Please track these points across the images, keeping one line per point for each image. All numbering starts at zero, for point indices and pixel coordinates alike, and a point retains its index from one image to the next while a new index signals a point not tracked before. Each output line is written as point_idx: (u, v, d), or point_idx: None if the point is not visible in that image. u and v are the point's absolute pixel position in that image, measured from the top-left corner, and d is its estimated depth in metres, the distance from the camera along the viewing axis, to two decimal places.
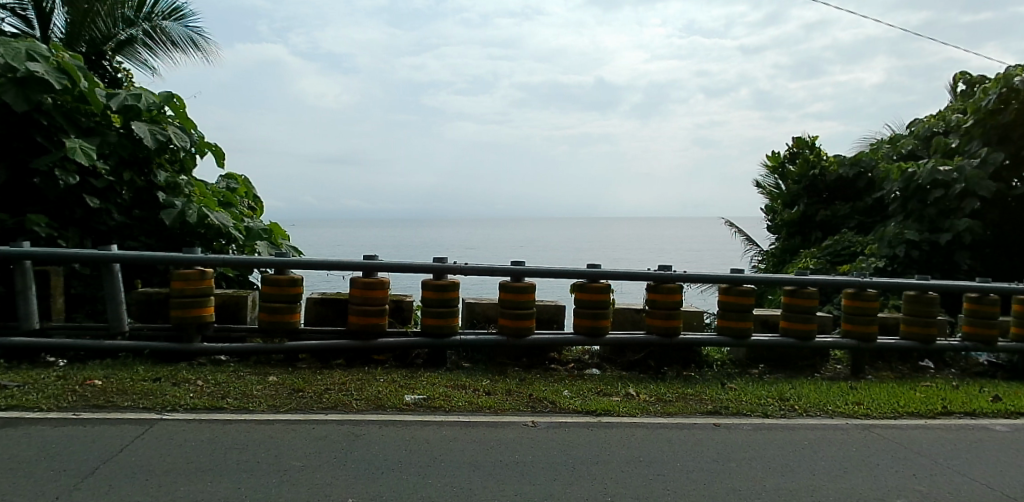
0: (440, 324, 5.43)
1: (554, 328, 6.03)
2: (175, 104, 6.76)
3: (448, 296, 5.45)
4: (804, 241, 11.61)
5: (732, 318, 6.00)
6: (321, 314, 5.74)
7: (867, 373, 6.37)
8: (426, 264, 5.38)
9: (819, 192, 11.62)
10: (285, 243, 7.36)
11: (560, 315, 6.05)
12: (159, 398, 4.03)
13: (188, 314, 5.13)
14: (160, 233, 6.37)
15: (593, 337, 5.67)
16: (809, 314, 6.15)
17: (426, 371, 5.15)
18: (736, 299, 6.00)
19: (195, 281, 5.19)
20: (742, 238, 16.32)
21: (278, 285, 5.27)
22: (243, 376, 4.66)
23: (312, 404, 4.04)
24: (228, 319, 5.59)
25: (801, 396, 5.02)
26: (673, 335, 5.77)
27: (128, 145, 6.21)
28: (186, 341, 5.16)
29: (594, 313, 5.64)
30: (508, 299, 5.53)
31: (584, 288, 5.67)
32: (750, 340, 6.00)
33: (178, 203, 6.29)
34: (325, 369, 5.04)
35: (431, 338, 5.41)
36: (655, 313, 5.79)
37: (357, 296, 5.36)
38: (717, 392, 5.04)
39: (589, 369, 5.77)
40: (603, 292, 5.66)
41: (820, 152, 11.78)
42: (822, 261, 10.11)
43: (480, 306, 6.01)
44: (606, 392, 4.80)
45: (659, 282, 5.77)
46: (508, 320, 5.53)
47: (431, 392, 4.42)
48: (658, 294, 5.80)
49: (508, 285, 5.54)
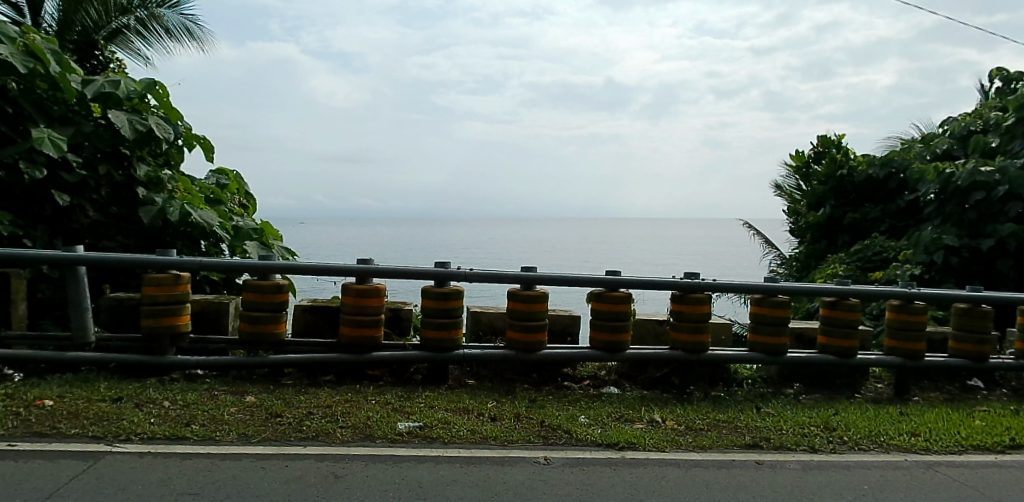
0: (442, 337, 4.88)
1: (567, 341, 5.47)
2: (159, 93, 6.27)
3: (451, 306, 4.89)
4: (830, 245, 10.98)
5: (766, 332, 5.41)
6: (310, 323, 5.20)
7: (913, 394, 5.75)
8: (426, 270, 4.83)
9: (846, 194, 10.98)
10: (277, 243, 6.85)
11: (575, 327, 5.47)
12: (112, 425, 3.50)
13: (160, 324, 4.60)
14: (139, 233, 5.87)
15: (612, 352, 5.09)
16: (851, 329, 5.55)
17: (425, 390, 4.60)
18: (771, 311, 5.41)
19: (169, 286, 4.64)
20: (761, 240, 15.66)
21: (263, 291, 4.73)
22: (217, 396, 4.14)
23: (290, 434, 3.49)
24: (208, 329, 5.07)
25: (848, 425, 4.43)
26: (700, 351, 5.19)
27: (105, 136, 5.73)
28: (158, 354, 4.64)
29: (613, 326, 5.06)
30: (518, 310, 4.96)
31: (602, 297, 5.10)
32: (785, 358, 5.41)
33: (159, 201, 5.78)
34: (311, 387, 4.50)
35: (431, 352, 4.87)
36: (680, 325, 5.20)
37: (350, 305, 4.81)
38: (753, 420, 4.45)
39: (606, 388, 5.20)
40: (624, 302, 5.09)
41: (848, 151, 11.13)
42: (852, 267, 9.47)
43: (486, 315, 5.45)
44: (628, 418, 4.23)
45: (685, 291, 5.20)
46: (517, 333, 4.97)
47: (429, 418, 3.86)
48: (684, 305, 5.21)
49: (518, 293, 4.97)
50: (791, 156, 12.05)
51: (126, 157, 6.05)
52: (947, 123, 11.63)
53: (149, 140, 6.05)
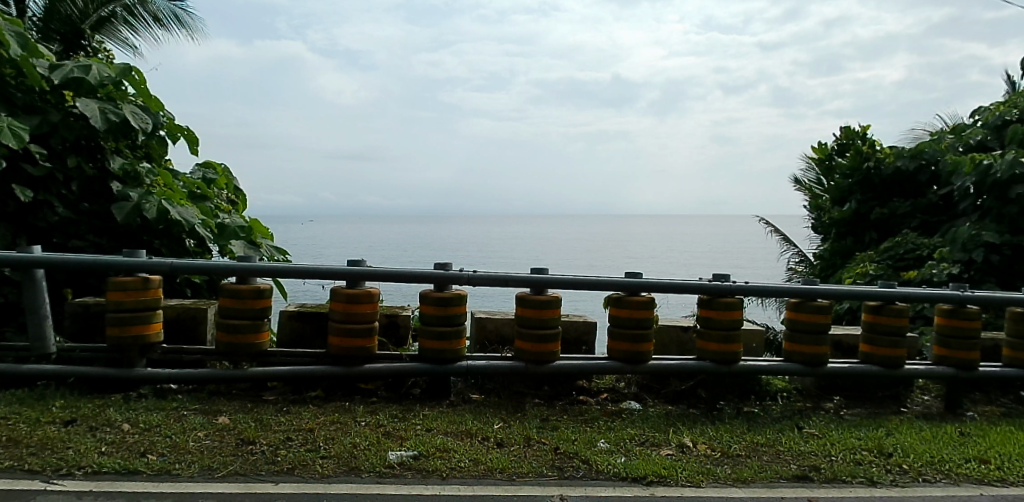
0: (442, 347, 4.36)
1: (582, 351, 4.94)
2: (135, 80, 5.79)
3: (453, 313, 4.36)
4: (856, 242, 10.34)
5: (804, 340, 4.86)
6: (298, 332, 4.69)
7: (965, 409, 5.19)
8: (425, 273, 4.31)
9: (873, 188, 10.37)
10: (266, 241, 6.36)
11: (590, 335, 4.95)
12: (53, 455, 2.99)
13: (126, 334, 4.09)
14: (112, 231, 5.39)
15: (632, 364, 4.56)
16: (897, 337, 5.00)
17: (423, 408, 4.09)
18: (809, 317, 4.86)
19: (136, 291, 4.13)
20: (779, 237, 15.05)
21: (240, 297, 4.21)
22: (185, 418, 3.64)
23: (262, 466, 2.98)
24: (184, 338, 4.57)
25: (905, 450, 3.88)
26: (732, 362, 4.67)
27: (75, 126, 5.27)
28: (126, 366, 4.15)
29: (634, 335, 4.52)
30: (529, 317, 4.43)
31: (621, 302, 4.57)
32: (825, 369, 4.87)
33: (134, 196, 5.29)
34: (294, 406, 4.00)
35: (430, 365, 4.36)
36: (709, 334, 4.67)
37: (340, 312, 4.30)
38: (795, 444, 3.91)
39: (626, 403, 4.68)
40: (646, 308, 4.54)
41: (874, 142, 10.52)
42: (882, 265, 8.85)
43: (492, 322, 4.93)
44: (653, 443, 3.70)
45: (714, 295, 4.66)
46: (526, 343, 4.44)
47: (425, 445, 3.34)
48: (712, 310, 4.68)
49: (528, 298, 4.43)
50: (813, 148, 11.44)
51: (99, 149, 5.57)
52: (979, 112, 10.97)
53: (124, 130, 5.58)
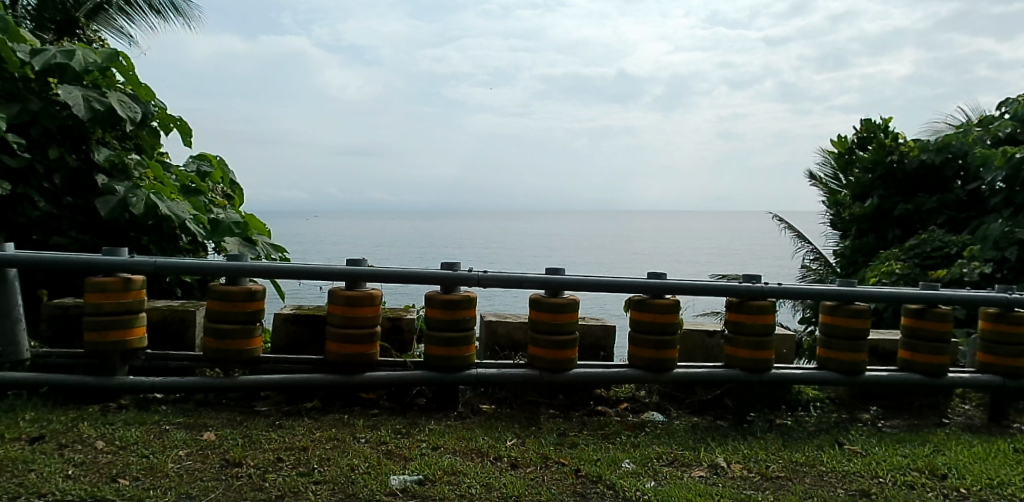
0: (450, 354, 4.01)
1: (600, 357, 4.60)
2: (123, 66, 5.46)
3: (461, 317, 4.00)
4: (879, 239, 9.92)
5: (840, 347, 4.49)
6: (294, 336, 4.35)
7: (1012, 420, 4.81)
8: (431, 274, 3.96)
9: (896, 183, 9.96)
10: (262, 238, 6.00)
11: (609, 340, 4.61)
12: (12, 480, 2.66)
13: (105, 339, 3.76)
14: (97, 227, 5.06)
15: (655, 372, 4.20)
16: (941, 343, 4.62)
17: (429, 421, 3.74)
18: (846, 321, 4.48)
19: (117, 293, 3.78)
20: (793, 234, 14.64)
21: (230, 299, 3.87)
22: (167, 434, 3.30)
23: (246, 494, 2.64)
24: (171, 343, 4.24)
25: (961, 470, 3.51)
26: (762, 370, 4.32)
27: (57, 115, 4.94)
28: (106, 374, 3.82)
29: (658, 341, 4.16)
30: (544, 321, 4.08)
31: (644, 305, 4.20)
32: (863, 378, 4.50)
33: (120, 190, 4.94)
34: (288, 419, 3.66)
35: (436, 373, 4.02)
36: (739, 340, 4.32)
37: (338, 316, 3.94)
38: (838, 464, 3.55)
39: (648, 414, 4.33)
40: (671, 312, 4.17)
41: (897, 135, 10.11)
42: (908, 263, 8.43)
43: (503, 326, 4.58)
44: (683, 463, 3.35)
45: (745, 298, 4.29)
46: (541, 349, 4.09)
47: (431, 467, 2.99)
48: (743, 314, 4.32)
49: (543, 301, 4.07)
50: (832, 142, 11.03)
51: (84, 139, 5.24)
52: (1007, 104, 10.52)
53: (111, 120, 5.24)
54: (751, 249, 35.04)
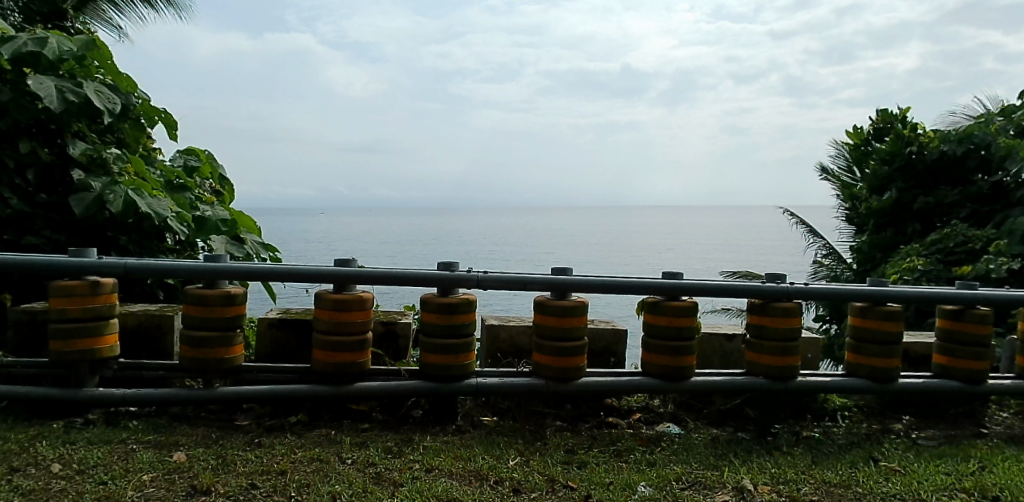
0: (447, 363, 3.68)
1: (610, 364, 4.27)
2: (101, 55, 5.15)
3: (460, 322, 3.67)
4: (898, 234, 9.51)
5: (871, 352, 4.14)
6: (280, 343, 4.03)
7: None
8: (425, 275, 3.63)
9: (916, 175, 9.55)
10: (251, 236, 5.67)
11: (620, 345, 4.28)
12: None
13: (72, 349, 3.43)
14: (73, 225, 4.74)
15: (671, 381, 3.86)
16: (980, 347, 4.26)
17: (425, 437, 3.42)
18: (877, 325, 4.13)
19: (85, 298, 3.45)
20: (804, 230, 14.24)
21: (207, 303, 3.54)
22: (133, 454, 2.98)
23: None
24: (147, 350, 3.93)
25: (1015, 491, 3.15)
26: (787, 377, 3.99)
27: (28, 107, 4.63)
28: (73, 386, 3.50)
29: (675, 347, 3.82)
30: (550, 326, 3.74)
31: (658, 308, 3.86)
32: (896, 385, 4.15)
33: (96, 186, 4.64)
34: (269, 436, 3.34)
35: (432, 383, 3.70)
36: (762, 345, 3.98)
37: (325, 322, 3.61)
38: (877, 485, 3.20)
39: (662, 426, 4.00)
40: (689, 315, 3.83)
41: (915, 125, 9.71)
42: (931, 259, 8.04)
43: (506, 331, 4.25)
44: (705, 486, 3.01)
45: (768, 299, 3.94)
46: (547, 357, 3.76)
47: (422, 494, 2.66)
48: (767, 317, 3.97)
49: (548, 304, 3.73)
50: (846, 133, 10.64)
51: (59, 132, 4.94)
52: None
53: (88, 111, 4.94)
54: (759, 245, 34.59)
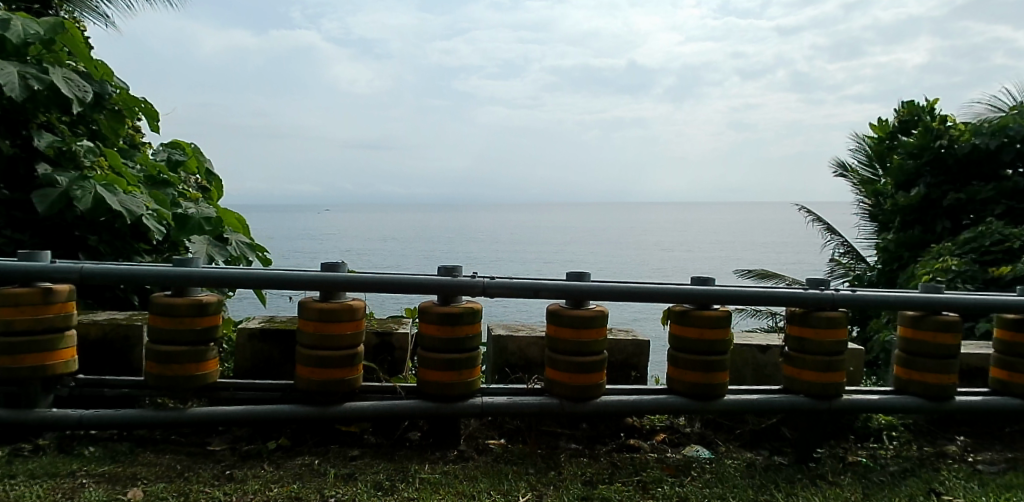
0: (447, 381, 3.25)
1: (631, 379, 3.84)
2: (71, 39, 4.77)
3: (462, 334, 3.24)
4: (926, 232, 8.97)
5: (925, 367, 3.68)
6: (262, 356, 3.62)
7: None
8: (424, 282, 3.20)
9: (946, 169, 9.03)
10: (237, 236, 5.24)
11: (642, 358, 3.85)
12: None
13: (20, 365, 3.02)
14: (37, 225, 4.34)
15: (701, 399, 3.42)
16: None
17: (422, 466, 3.00)
18: (932, 337, 3.65)
19: (34, 307, 3.02)
20: (821, 227, 13.76)
21: (175, 314, 3.10)
22: (80, 492, 2.56)
23: None
24: (113, 365, 3.52)
25: None
26: (833, 395, 3.54)
27: None
28: (23, 407, 3.10)
29: (706, 362, 3.37)
30: (565, 339, 3.29)
31: (686, 318, 3.40)
32: (952, 404, 3.69)
33: (62, 181, 4.26)
34: (243, 466, 2.92)
35: (431, 403, 3.26)
36: (803, 360, 3.53)
37: (309, 334, 3.16)
38: None
39: (689, 450, 3.57)
40: (722, 327, 3.37)
41: (944, 117, 9.23)
42: (965, 259, 7.53)
43: (515, 343, 3.80)
44: None
45: (811, 307, 3.50)
46: (560, 374, 3.32)
47: None
48: (810, 328, 3.51)
49: (563, 314, 3.28)
50: (869, 126, 10.16)
51: (26, 123, 4.57)
52: None
53: (57, 100, 4.57)
54: (767, 243, 34.05)
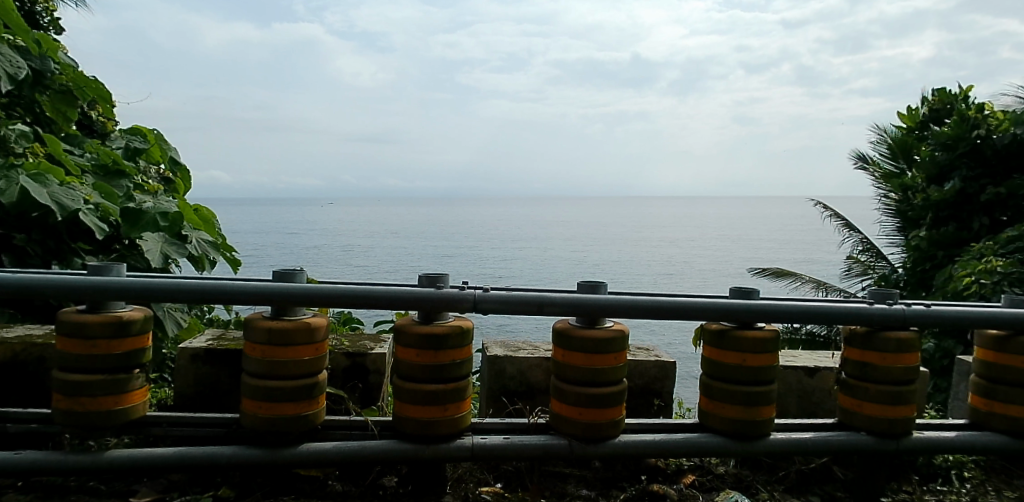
0: (429, 419, 2.61)
1: (655, 408, 3.23)
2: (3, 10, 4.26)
3: (447, 360, 2.60)
4: (961, 229, 8.30)
5: (1010, 398, 3.04)
6: (207, 380, 3.01)
7: None
8: (398, 295, 2.57)
9: (984, 161, 8.33)
10: (198, 233, 4.56)
11: (666, 383, 3.24)
12: None
13: None
14: None
15: (743, 439, 2.78)
16: None
17: None
18: (1020, 362, 3.01)
19: None
20: (839, 223, 13.09)
21: (85, 335, 2.48)
22: None
23: None
24: (25, 392, 2.92)
25: None
26: (901, 434, 2.91)
27: None
28: None
29: (749, 394, 2.73)
30: (575, 367, 2.65)
31: (722, 339, 2.77)
32: None
33: None
34: None
35: (410, 446, 2.63)
36: (866, 390, 2.91)
37: (257, 361, 2.55)
38: None
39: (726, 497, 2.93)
40: (767, 351, 2.74)
41: (980, 105, 8.50)
42: (1012, 259, 6.85)
43: (514, 365, 3.19)
44: None
45: (876, 326, 2.86)
46: (570, 409, 2.68)
47: None
48: (874, 352, 2.88)
49: (574, 335, 2.65)
50: (898, 114, 9.47)
51: None
52: None
53: None
54: (775, 239, 33.35)
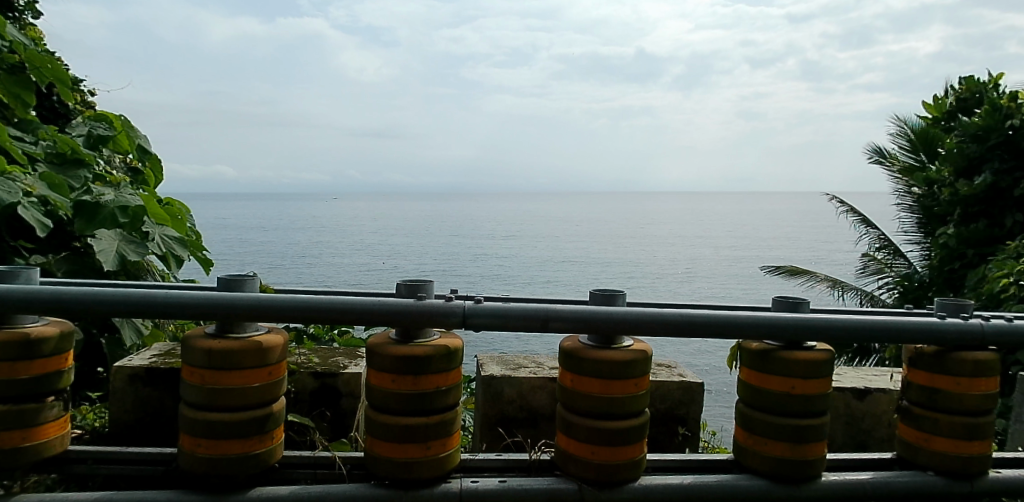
0: (407, 460, 2.13)
1: (681, 436, 2.80)
2: None
3: (430, 388, 2.13)
4: (992, 225, 7.78)
5: None
6: (146, 403, 2.68)
7: None
8: (369, 308, 2.09)
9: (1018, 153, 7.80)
10: (162, 229, 4.09)
11: (693, 407, 2.81)
12: None
13: None
14: None
15: (788, 482, 2.29)
16: None
17: None
18: None
19: None
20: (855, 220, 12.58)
21: None
22: None
23: None
24: None
25: None
26: (976, 474, 2.42)
27: None
28: None
29: (796, 428, 2.26)
30: (587, 396, 2.18)
31: (764, 360, 2.29)
32: None
33: None
34: None
35: (383, 492, 2.15)
36: (933, 421, 2.42)
37: (196, 389, 2.08)
38: None
39: None
40: (820, 376, 2.26)
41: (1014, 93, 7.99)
42: None
43: (514, 386, 2.74)
44: None
45: (949, 346, 2.36)
46: (580, 446, 2.21)
47: None
48: (945, 376, 2.39)
49: (586, 358, 2.17)
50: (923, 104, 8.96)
51: None
52: None
53: None
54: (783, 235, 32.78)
